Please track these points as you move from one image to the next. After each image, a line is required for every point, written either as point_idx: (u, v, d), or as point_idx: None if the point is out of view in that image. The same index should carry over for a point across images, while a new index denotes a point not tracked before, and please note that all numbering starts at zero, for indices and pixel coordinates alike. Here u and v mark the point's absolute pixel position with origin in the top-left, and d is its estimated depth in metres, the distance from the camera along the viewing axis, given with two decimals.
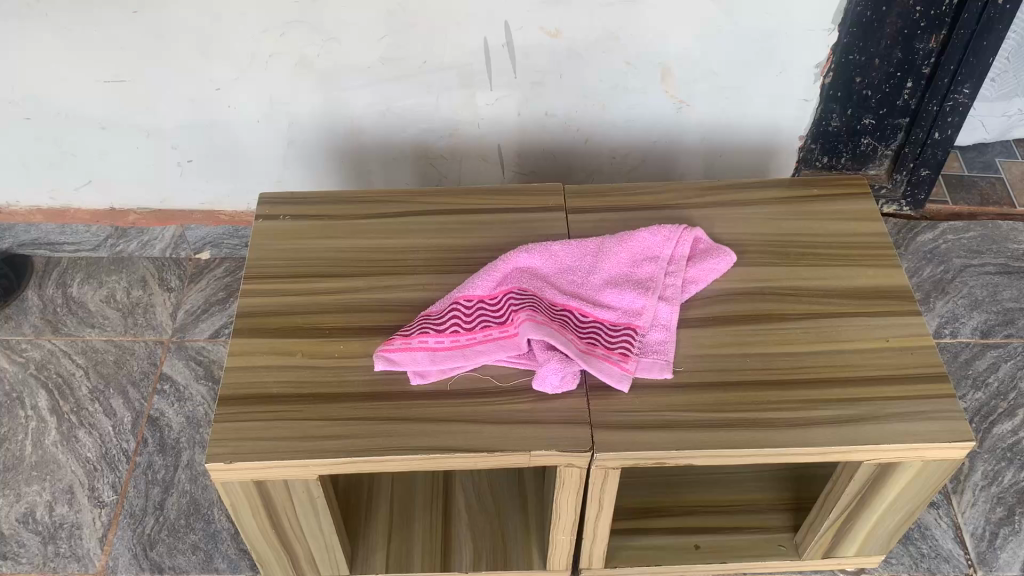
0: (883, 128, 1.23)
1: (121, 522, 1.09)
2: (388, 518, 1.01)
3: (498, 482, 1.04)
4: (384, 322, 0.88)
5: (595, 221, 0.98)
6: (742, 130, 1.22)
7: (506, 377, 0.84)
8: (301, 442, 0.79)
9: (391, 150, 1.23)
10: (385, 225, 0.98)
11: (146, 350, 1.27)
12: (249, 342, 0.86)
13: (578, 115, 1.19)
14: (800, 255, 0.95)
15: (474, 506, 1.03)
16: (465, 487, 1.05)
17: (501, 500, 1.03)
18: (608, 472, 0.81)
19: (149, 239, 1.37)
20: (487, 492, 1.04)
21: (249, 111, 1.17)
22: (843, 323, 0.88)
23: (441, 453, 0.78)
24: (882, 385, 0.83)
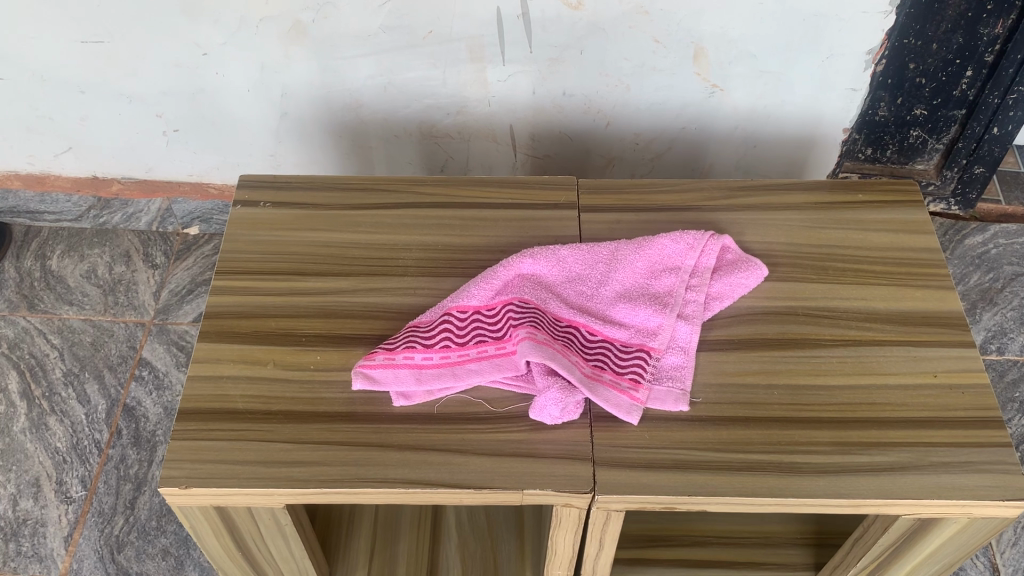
0: (936, 119, 1.11)
1: (88, 522, 1.02)
2: (371, 535, 0.93)
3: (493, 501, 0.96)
4: (368, 331, 0.79)
5: (610, 221, 0.87)
6: (780, 119, 1.10)
7: (500, 402, 0.74)
8: (265, 468, 0.70)
9: (393, 127, 1.13)
10: (376, 218, 0.89)
11: (126, 331, 1.19)
12: (216, 347, 0.77)
13: (599, 97, 1.08)
14: (840, 271, 0.84)
15: (465, 527, 0.94)
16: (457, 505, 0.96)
17: (495, 521, 0.95)
18: (611, 514, 0.72)
19: (133, 211, 1.28)
20: (481, 512, 0.96)
21: (240, 79, 1.07)
22: (886, 353, 0.78)
23: (421, 488, 0.69)
24: (928, 429, 0.73)
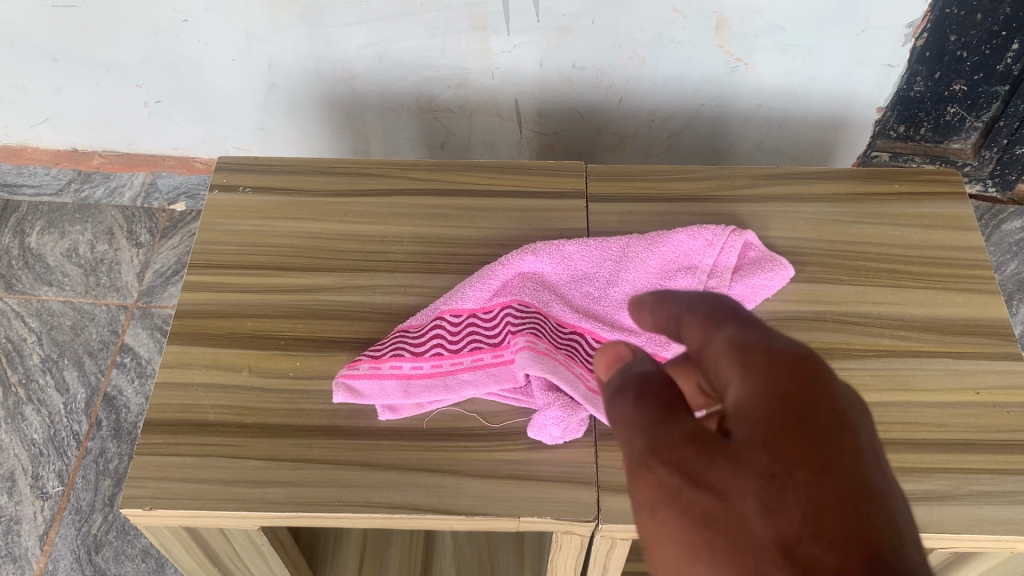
0: (976, 96, 1.00)
1: (65, 519, 0.97)
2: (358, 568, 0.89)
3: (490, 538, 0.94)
4: (353, 334, 0.72)
5: (621, 213, 0.80)
6: (807, 96, 1.01)
7: (496, 417, 0.68)
8: (236, 489, 0.64)
9: (390, 100, 1.05)
10: (365, 205, 0.81)
11: (108, 315, 1.13)
12: (187, 351, 0.71)
13: (612, 70, 0.99)
14: (872, 271, 0.76)
15: (462, 565, 0.92)
16: (449, 545, 0.94)
17: (491, 559, 0.92)
18: (617, 542, 0.65)
19: (117, 185, 1.22)
20: (478, 549, 0.93)
21: (223, 48, 0.99)
22: (923, 366, 0.70)
23: (407, 514, 0.63)
24: (969, 453, 0.65)
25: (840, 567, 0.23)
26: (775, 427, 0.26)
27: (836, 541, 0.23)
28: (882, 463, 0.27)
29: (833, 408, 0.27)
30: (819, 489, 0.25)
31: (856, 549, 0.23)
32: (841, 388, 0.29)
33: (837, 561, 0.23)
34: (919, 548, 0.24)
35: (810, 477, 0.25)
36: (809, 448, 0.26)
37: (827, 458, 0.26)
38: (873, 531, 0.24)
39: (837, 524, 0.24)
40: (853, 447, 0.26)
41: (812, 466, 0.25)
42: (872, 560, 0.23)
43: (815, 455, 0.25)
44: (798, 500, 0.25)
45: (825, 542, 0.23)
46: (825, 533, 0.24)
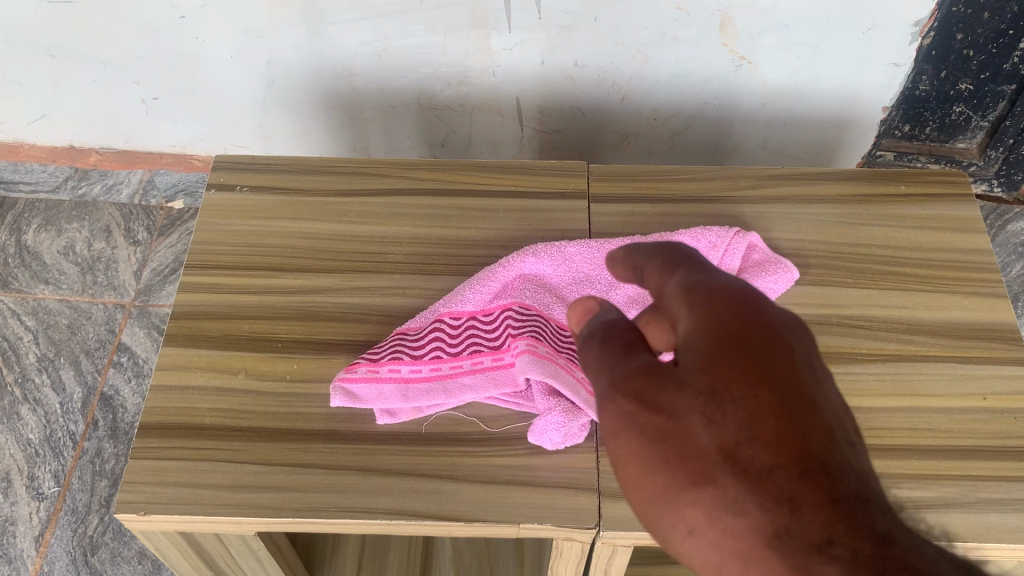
0: (982, 95, 0.97)
1: (60, 520, 0.96)
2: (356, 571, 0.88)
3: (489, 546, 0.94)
4: (352, 337, 0.71)
5: (624, 214, 0.79)
6: (811, 94, 1.00)
7: (496, 421, 0.67)
8: (232, 494, 0.63)
9: (390, 97, 1.03)
10: (364, 205, 0.80)
11: (105, 313, 1.12)
12: (183, 353, 0.70)
13: (614, 68, 0.98)
14: (878, 274, 0.75)
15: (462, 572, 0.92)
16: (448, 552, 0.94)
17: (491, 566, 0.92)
18: (618, 549, 0.64)
19: (114, 182, 1.21)
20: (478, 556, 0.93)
21: (222, 45, 0.98)
22: (929, 371, 0.69)
23: (405, 520, 0.62)
24: (976, 460, 0.64)
25: (778, 467, 0.28)
26: (720, 351, 0.31)
27: (773, 444, 0.29)
28: (815, 371, 0.32)
29: (772, 329, 0.32)
30: (760, 402, 0.30)
31: (793, 450, 0.28)
32: (778, 311, 0.34)
33: (773, 462, 0.28)
34: (847, 439, 0.30)
35: (748, 392, 0.30)
36: (751, 369, 0.31)
37: (768, 374, 0.30)
38: (807, 432, 0.29)
39: (777, 430, 0.29)
40: (788, 364, 0.31)
41: (754, 382, 0.30)
42: (805, 457, 0.28)
43: (753, 375, 0.30)
44: (738, 414, 0.30)
45: (764, 446, 0.29)
46: (766, 438, 0.29)
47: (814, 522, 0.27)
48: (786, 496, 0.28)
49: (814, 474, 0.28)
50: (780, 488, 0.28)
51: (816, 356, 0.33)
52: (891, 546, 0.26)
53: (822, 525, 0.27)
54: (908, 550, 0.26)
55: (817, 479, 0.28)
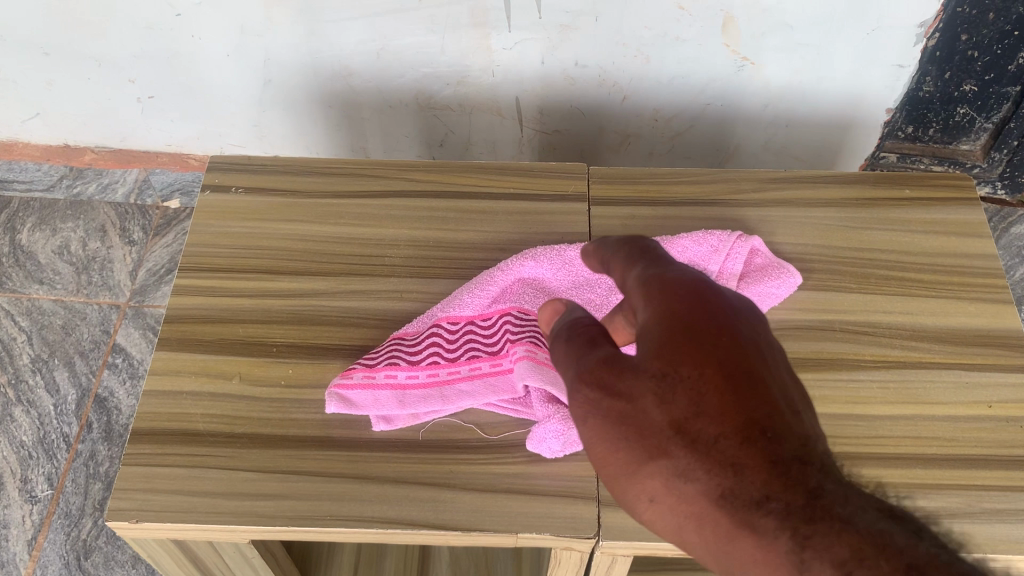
0: (986, 96, 0.96)
1: (53, 524, 0.95)
2: None
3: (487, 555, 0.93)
4: (348, 341, 0.70)
5: (624, 217, 0.78)
6: (815, 95, 0.99)
7: (494, 428, 0.66)
8: (226, 501, 0.62)
9: (388, 97, 1.02)
10: (361, 207, 0.79)
11: (100, 314, 1.11)
12: (176, 357, 0.69)
13: (615, 68, 0.96)
14: (882, 279, 0.74)
15: None
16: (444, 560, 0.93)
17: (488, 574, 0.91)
18: (617, 558, 0.63)
19: (110, 181, 1.20)
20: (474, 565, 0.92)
21: (219, 44, 0.96)
22: (934, 378, 0.68)
23: (401, 529, 0.61)
24: (981, 469, 0.63)
25: (724, 436, 0.34)
26: (670, 337, 0.37)
27: (718, 416, 0.35)
28: (760, 346, 0.38)
29: (717, 313, 0.38)
30: (707, 379, 0.36)
31: (736, 420, 0.34)
32: (726, 297, 0.40)
33: (719, 433, 0.34)
34: (786, 401, 0.36)
35: (696, 370, 0.36)
36: (698, 352, 0.36)
37: (714, 352, 0.36)
38: (747, 404, 0.35)
39: (722, 403, 0.35)
40: (733, 341, 0.37)
41: (701, 361, 0.36)
42: (746, 426, 0.34)
43: (700, 354, 0.36)
44: (687, 393, 0.36)
45: (711, 419, 0.35)
46: (711, 411, 0.35)
47: (754, 481, 0.33)
48: (730, 461, 0.34)
49: (755, 440, 0.34)
50: (726, 455, 0.34)
51: (756, 329, 0.39)
52: (821, 499, 0.32)
53: (763, 485, 0.33)
54: (835, 501, 0.32)
55: (759, 445, 0.34)
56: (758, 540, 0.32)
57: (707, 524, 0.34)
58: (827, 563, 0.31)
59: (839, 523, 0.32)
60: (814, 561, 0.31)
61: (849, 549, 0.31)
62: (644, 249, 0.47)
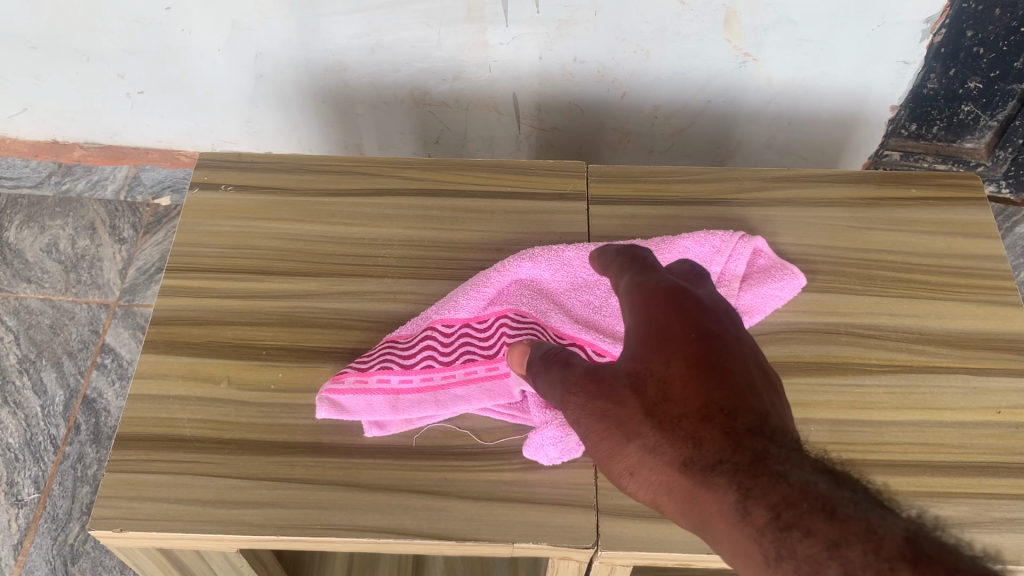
0: (991, 94, 0.93)
1: (40, 528, 0.93)
2: None
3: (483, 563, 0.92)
4: (340, 344, 0.68)
5: (624, 216, 0.76)
6: (818, 92, 0.97)
7: (490, 434, 0.64)
8: (213, 510, 0.60)
9: (382, 92, 1.00)
10: (354, 205, 0.77)
11: (88, 314, 1.09)
12: (163, 360, 0.67)
13: (613, 65, 0.95)
14: (888, 281, 0.72)
15: None
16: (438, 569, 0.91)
17: None
18: (616, 568, 0.61)
19: (99, 178, 1.18)
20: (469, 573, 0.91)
21: (210, 39, 0.94)
22: (942, 383, 0.66)
23: (394, 538, 0.59)
24: (991, 477, 0.62)
25: (686, 415, 0.42)
26: (646, 340, 0.45)
27: (682, 400, 0.43)
28: (726, 341, 0.45)
29: (688, 317, 0.46)
30: (674, 372, 0.43)
31: (697, 401, 0.42)
32: (699, 301, 0.48)
33: (682, 413, 0.42)
34: (749, 387, 0.43)
35: (665, 364, 0.44)
36: (668, 349, 0.44)
37: (681, 349, 0.44)
38: (707, 388, 0.42)
39: (685, 390, 0.43)
40: (701, 336, 0.45)
41: (671, 358, 0.44)
42: (706, 407, 0.42)
43: (669, 351, 0.44)
44: (657, 384, 0.44)
45: (676, 403, 0.43)
46: (677, 396, 0.43)
47: (709, 449, 0.41)
48: (691, 436, 0.41)
49: (712, 416, 0.41)
50: (687, 429, 0.42)
51: (726, 326, 0.47)
52: (765, 460, 0.39)
53: (716, 452, 0.40)
54: (777, 462, 0.39)
55: (715, 421, 0.41)
56: (711, 494, 0.39)
57: (675, 487, 0.41)
58: (762, 507, 0.37)
59: (775, 477, 0.38)
60: (753, 506, 0.38)
61: (780, 496, 0.37)
62: (637, 257, 0.55)
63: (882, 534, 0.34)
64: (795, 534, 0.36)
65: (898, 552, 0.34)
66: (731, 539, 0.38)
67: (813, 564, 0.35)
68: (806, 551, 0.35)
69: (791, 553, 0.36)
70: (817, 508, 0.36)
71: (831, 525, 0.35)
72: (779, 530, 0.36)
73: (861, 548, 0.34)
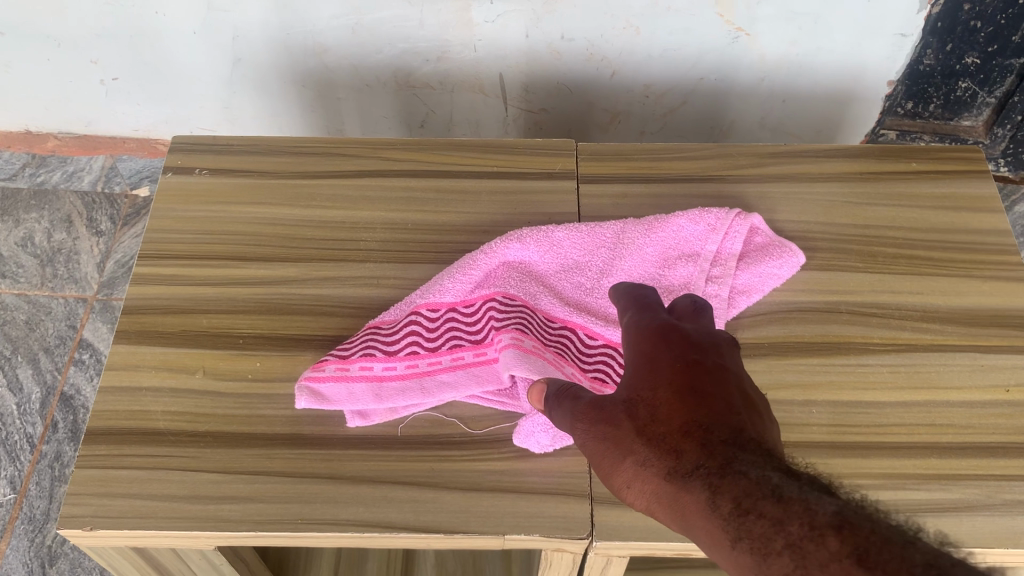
0: (989, 69, 0.90)
1: (16, 530, 0.90)
2: None
3: (475, 558, 0.89)
4: (321, 331, 0.65)
5: (616, 195, 0.73)
6: (812, 67, 0.94)
7: (478, 422, 0.61)
8: (188, 506, 0.57)
9: (364, 75, 0.97)
10: (335, 188, 0.74)
11: (65, 308, 1.06)
12: (136, 351, 0.64)
13: (603, 43, 0.92)
14: (889, 258, 0.70)
15: None
16: (429, 564, 0.89)
17: None
18: (612, 559, 0.59)
19: (75, 169, 1.15)
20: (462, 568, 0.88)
21: (184, 21, 0.91)
22: (948, 362, 0.64)
23: (379, 533, 0.56)
24: (1001, 458, 0.59)
25: (669, 431, 0.42)
26: (638, 372, 0.46)
27: (667, 419, 0.43)
28: (716, 367, 0.46)
29: (679, 349, 0.47)
30: (661, 396, 0.44)
31: (679, 418, 0.42)
32: (692, 331, 0.48)
33: (667, 431, 0.43)
34: (735, 405, 0.43)
35: (655, 392, 0.44)
36: (656, 378, 0.45)
37: (669, 377, 0.45)
38: (690, 407, 0.43)
39: (669, 409, 0.43)
40: (690, 365, 0.45)
41: (659, 385, 0.45)
42: (688, 422, 0.42)
43: (658, 379, 0.45)
44: (646, 408, 0.44)
45: (661, 422, 0.43)
46: (662, 416, 0.43)
47: (688, 458, 0.41)
48: (672, 449, 0.42)
49: (691, 430, 0.42)
50: (669, 443, 0.42)
51: (717, 353, 0.47)
52: (735, 462, 0.40)
53: (693, 459, 0.41)
54: (745, 463, 0.39)
55: (695, 434, 0.42)
56: (686, 496, 0.40)
57: (659, 497, 0.41)
58: (727, 499, 0.38)
59: (739, 472, 0.39)
60: (720, 500, 0.38)
61: (742, 488, 0.38)
62: (640, 296, 0.55)
63: (818, 508, 0.36)
64: (753, 519, 0.37)
65: (829, 521, 0.35)
66: (707, 534, 0.39)
67: (764, 542, 0.36)
68: (760, 532, 0.36)
69: (749, 537, 0.37)
70: (769, 494, 0.37)
71: (780, 506, 0.37)
72: (740, 517, 0.37)
73: (800, 526, 0.35)
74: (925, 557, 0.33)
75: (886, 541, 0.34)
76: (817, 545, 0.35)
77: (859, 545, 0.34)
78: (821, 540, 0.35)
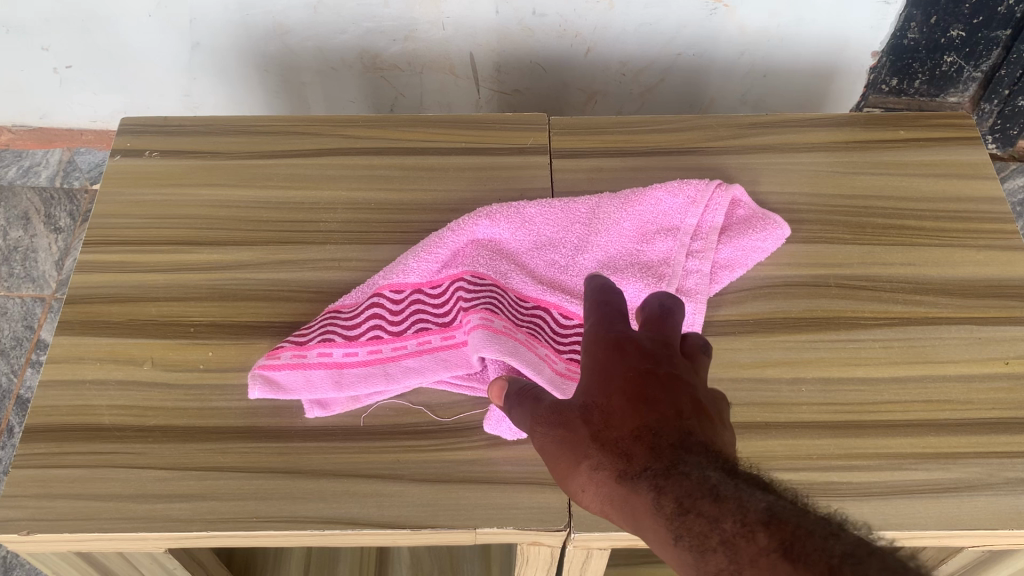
0: (975, 42, 0.87)
1: None
2: None
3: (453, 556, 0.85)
4: (278, 317, 0.61)
5: (590, 170, 0.69)
6: (794, 39, 0.91)
7: (448, 409, 0.57)
8: (134, 505, 0.53)
9: (329, 57, 0.93)
10: (295, 168, 0.70)
11: (22, 309, 1.03)
12: (80, 342, 0.60)
13: (577, 17, 0.88)
14: (879, 228, 0.66)
15: None
16: (406, 563, 0.85)
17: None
18: (592, 552, 0.55)
19: (30, 164, 1.11)
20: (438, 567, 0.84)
21: (137, 4, 0.87)
22: (943, 334, 0.60)
23: (340, 530, 0.52)
24: (1002, 435, 0.56)
25: (622, 434, 0.39)
26: (592, 375, 0.42)
27: (621, 424, 0.40)
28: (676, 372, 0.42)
29: (637, 351, 0.43)
30: (615, 401, 0.41)
31: (631, 421, 0.39)
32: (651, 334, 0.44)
33: (621, 436, 0.39)
34: (692, 406, 0.40)
35: (609, 396, 0.41)
36: (611, 382, 0.41)
37: (624, 381, 0.41)
38: (644, 411, 0.40)
39: (622, 413, 0.40)
40: (648, 369, 0.41)
41: (613, 390, 0.41)
42: (641, 426, 0.39)
43: (613, 384, 0.41)
44: (600, 414, 0.41)
45: (614, 426, 0.40)
46: (614, 419, 0.40)
47: (639, 462, 0.38)
48: (624, 453, 0.39)
49: (643, 433, 0.39)
50: (620, 446, 0.39)
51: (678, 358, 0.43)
52: (682, 461, 0.37)
53: (642, 461, 0.38)
54: (692, 461, 0.37)
55: (647, 437, 0.39)
56: (636, 499, 0.37)
57: (612, 502, 0.39)
58: (671, 499, 0.36)
59: (683, 472, 0.36)
60: (665, 500, 0.36)
61: (683, 488, 0.36)
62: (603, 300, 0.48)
63: (750, 505, 0.34)
64: (692, 518, 0.35)
65: (758, 517, 0.33)
66: (656, 537, 0.36)
67: (701, 540, 0.34)
68: (697, 530, 0.34)
69: (688, 535, 0.35)
70: (708, 492, 0.35)
71: (716, 504, 0.35)
72: (680, 516, 0.35)
73: (732, 522, 0.34)
74: (845, 547, 0.31)
75: (810, 534, 0.32)
76: (746, 541, 0.33)
77: (786, 539, 0.32)
78: (751, 536, 0.33)
